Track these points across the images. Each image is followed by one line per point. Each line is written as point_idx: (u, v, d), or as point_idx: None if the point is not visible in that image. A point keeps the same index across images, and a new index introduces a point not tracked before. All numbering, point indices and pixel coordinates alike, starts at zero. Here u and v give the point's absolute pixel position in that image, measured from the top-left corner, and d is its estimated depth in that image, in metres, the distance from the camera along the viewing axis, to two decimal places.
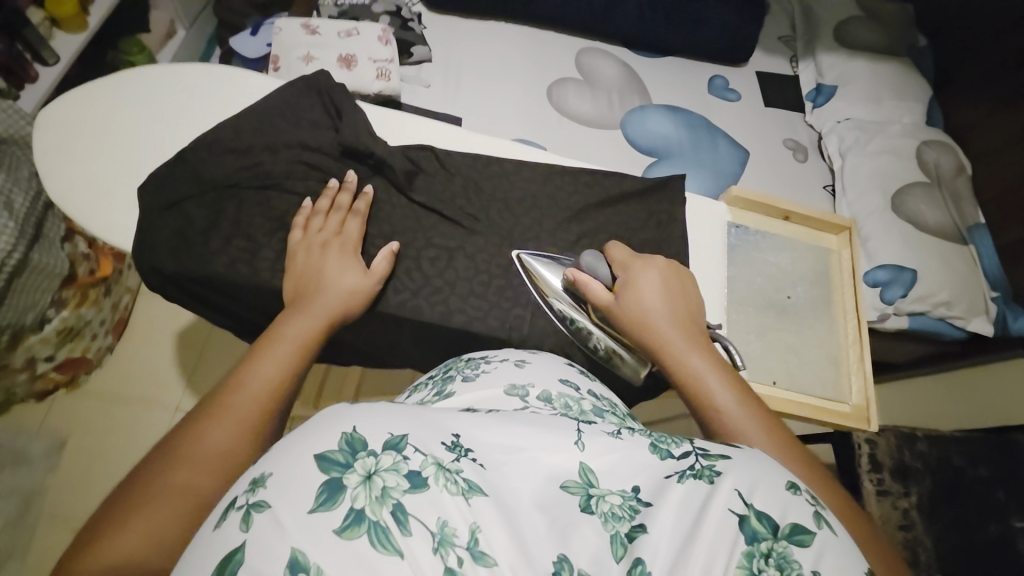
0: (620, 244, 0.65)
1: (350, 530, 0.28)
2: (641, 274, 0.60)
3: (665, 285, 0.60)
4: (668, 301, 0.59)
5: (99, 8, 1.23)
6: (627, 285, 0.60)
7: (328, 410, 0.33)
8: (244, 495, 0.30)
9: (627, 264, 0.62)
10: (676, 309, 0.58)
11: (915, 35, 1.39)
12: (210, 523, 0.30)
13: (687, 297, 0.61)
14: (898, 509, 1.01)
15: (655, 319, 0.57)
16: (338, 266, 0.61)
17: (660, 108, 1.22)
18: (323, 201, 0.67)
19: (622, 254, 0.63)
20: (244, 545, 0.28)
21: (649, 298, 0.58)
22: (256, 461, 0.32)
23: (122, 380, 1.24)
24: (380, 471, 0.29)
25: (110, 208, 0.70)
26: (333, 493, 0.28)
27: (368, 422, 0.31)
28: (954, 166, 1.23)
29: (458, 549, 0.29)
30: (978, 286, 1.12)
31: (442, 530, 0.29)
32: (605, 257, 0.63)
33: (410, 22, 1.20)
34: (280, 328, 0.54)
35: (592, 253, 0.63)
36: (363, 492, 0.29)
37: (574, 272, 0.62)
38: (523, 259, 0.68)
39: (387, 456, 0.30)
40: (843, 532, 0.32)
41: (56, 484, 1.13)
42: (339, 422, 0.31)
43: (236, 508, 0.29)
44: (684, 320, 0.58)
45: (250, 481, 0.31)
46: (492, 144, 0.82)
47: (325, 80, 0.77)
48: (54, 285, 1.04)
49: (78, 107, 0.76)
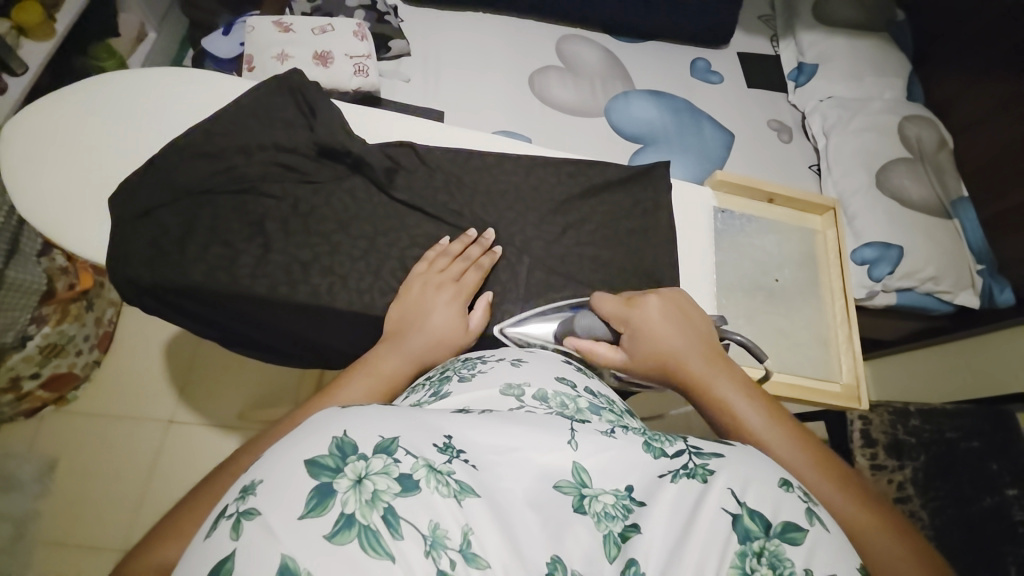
0: (605, 293, 0.62)
1: (341, 535, 0.27)
2: (646, 326, 0.57)
3: (674, 326, 0.57)
4: (684, 344, 0.56)
5: (64, 15, 1.20)
6: (637, 342, 0.57)
7: (320, 415, 0.32)
8: (234, 503, 0.29)
9: (626, 318, 0.59)
10: (694, 350, 0.56)
11: (894, 9, 1.38)
12: (201, 532, 0.30)
13: (699, 331, 0.58)
14: (893, 482, 1.03)
15: (678, 369, 0.55)
16: (443, 310, 0.59)
17: (644, 94, 1.21)
18: (455, 244, 0.66)
19: (614, 306, 0.60)
20: (234, 553, 0.27)
21: (666, 348, 0.56)
22: (247, 468, 0.31)
23: (111, 394, 1.22)
24: (371, 474, 0.29)
25: (81, 221, 0.69)
26: (323, 498, 0.28)
27: (359, 425, 0.31)
28: (936, 141, 1.24)
29: (451, 551, 0.28)
30: (964, 260, 1.12)
31: (435, 533, 0.28)
32: (597, 314, 0.61)
33: (386, 15, 1.17)
34: (373, 359, 0.53)
35: (584, 317, 0.61)
36: (353, 496, 0.28)
37: (574, 343, 0.59)
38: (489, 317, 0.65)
39: (377, 459, 0.29)
40: (834, 529, 0.32)
41: (48, 507, 1.11)
42: (331, 426, 0.31)
43: (227, 517, 0.29)
44: (703, 343, 0.57)
45: (241, 488, 0.30)
46: (472, 137, 0.80)
47: (299, 79, 0.75)
48: (32, 303, 1.02)
49: (45, 116, 0.74)
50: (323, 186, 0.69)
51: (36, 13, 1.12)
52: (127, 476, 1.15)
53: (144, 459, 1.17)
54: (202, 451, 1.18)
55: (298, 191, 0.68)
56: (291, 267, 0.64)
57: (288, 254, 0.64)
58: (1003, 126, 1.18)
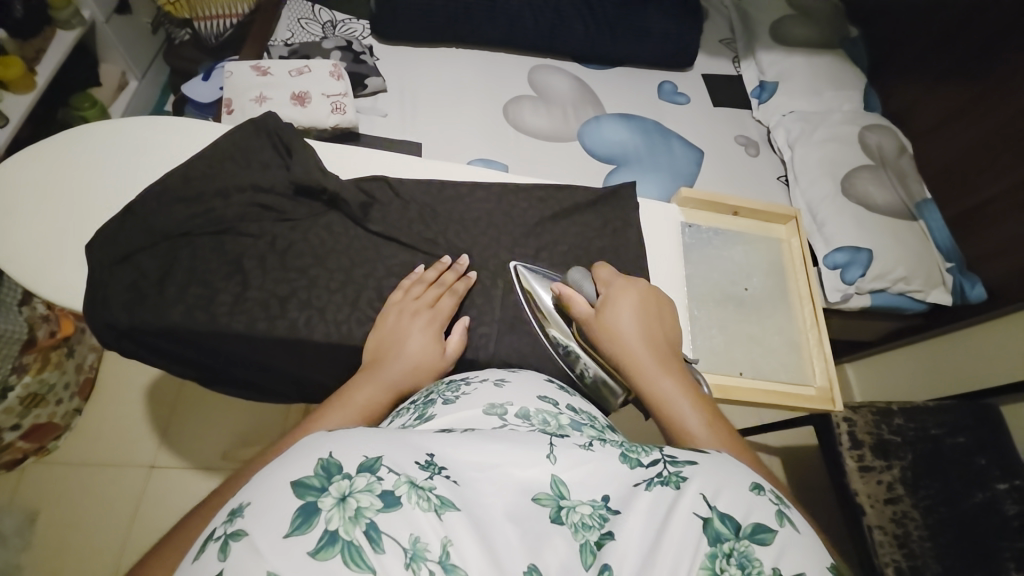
0: (608, 266, 0.67)
1: (324, 551, 0.27)
2: (621, 293, 0.61)
3: (643, 306, 0.61)
4: (644, 321, 0.59)
5: (45, 68, 1.23)
6: (606, 303, 0.60)
7: (306, 438, 0.33)
8: (222, 525, 0.30)
9: (611, 283, 0.63)
10: (651, 330, 0.59)
11: (846, 27, 1.46)
12: (189, 557, 0.30)
13: (664, 321, 0.61)
14: (882, 483, 1.04)
15: (629, 336, 0.57)
16: (418, 338, 0.60)
17: (614, 117, 1.26)
18: (431, 271, 0.68)
19: (608, 275, 0.65)
20: (221, 574, 0.27)
21: (624, 317, 0.58)
22: (235, 491, 0.32)
23: (93, 442, 1.19)
24: (354, 492, 0.29)
25: (57, 270, 0.69)
26: (308, 516, 0.28)
27: (345, 446, 0.31)
28: (896, 148, 1.29)
29: (431, 563, 0.28)
30: (932, 259, 1.16)
31: (415, 545, 0.28)
32: (592, 276, 0.65)
33: (362, 55, 1.22)
34: (350, 392, 0.53)
35: (579, 271, 0.65)
36: (337, 514, 0.28)
37: (560, 288, 0.64)
38: (520, 272, 0.69)
39: (361, 477, 0.30)
40: (804, 530, 0.33)
41: (30, 561, 1.07)
42: (316, 448, 0.31)
43: (215, 539, 0.29)
44: (659, 343, 0.58)
45: (228, 511, 0.30)
46: (446, 168, 0.83)
47: (274, 121, 0.77)
48: (13, 352, 1.01)
49: (22, 167, 0.75)
50: (300, 223, 0.71)
51: (18, 67, 1.15)
52: (111, 523, 1.12)
53: (126, 505, 1.14)
54: (180, 496, 1.15)
55: (276, 229, 0.70)
56: (270, 303, 0.65)
57: (266, 291, 0.65)
58: (958, 131, 1.24)
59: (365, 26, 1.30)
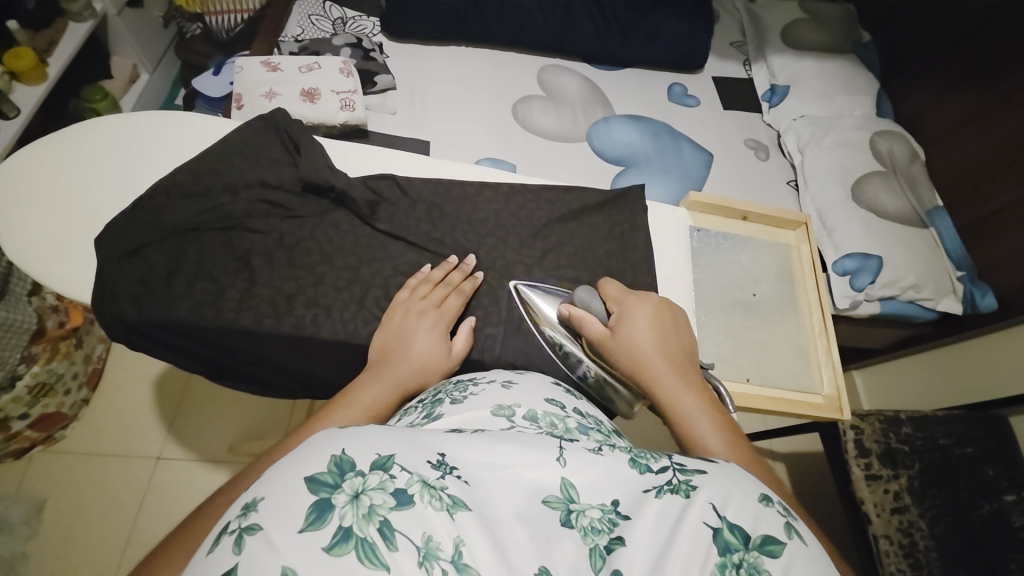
0: (614, 282, 0.66)
1: (338, 547, 0.27)
2: (634, 309, 0.60)
3: (658, 320, 0.60)
4: (660, 337, 0.58)
5: (57, 59, 1.24)
6: (621, 318, 0.60)
7: (319, 434, 0.32)
8: (237, 519, 0.30)
9: (621, 299, 0.62)
10: (668, 344, 0.58)
11: (859, 31, 1.45)
12: (204, 549, 0.30)
13: (680, 334, 0.61)
14: (890, 492, 1.02)
15: (648, 354, 0.56)
16: (424, 337, 0.60)
17: (624, 118, 1.26)
18: (437, 272, 0.67)
19: (616, 291, 0.64)
20: (235, 568, 0.27)
21: (641, 333, 0.58)
22: (248, 486, 0.32)
23: (101, 432, 1.21)
24: (367, 489, 0.29)
25: (65, 262, 0.69)
26: (322, 513, 0.28)
27: (358, 443, 0.31)
28: (908, 154, 1.28)
29: (443, 562, 0.28)
30: (943, 268, 1.15)
31: (427, 544, 0.28)
32: (600, 293, 0.64)
33: (372, 52, 1.22)
34: (357, 392, 0.53)
35: (585, 290, 0.64)
36: (351, 511, 0.28)
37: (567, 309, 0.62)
38: (520, 291, 0.68)
39: (374, 475, 0.29)
40: (813, 542, 0.32)
41: (37, 550, 1.08)
42: (330, 444, 0.31)
43: (230, 533, 0.29)
44: (676, 356, 0.58)
45: (243, 505, 0.30)
46: (453, 167, 0.82)
47: (283, 118, 0.78)
48: (23, 342, 1.02)
49: (33, 161, 0.75)
50: (307, 221, 0.71)
51: (30, 58, 1.16)
52: (116, 514, 1.12)
53: (133, 495, 1.14)
54: (189, 488, 1.16)
55: (283, 226, 0.70)
56: (276, 300, 0.65)
57: (273, 287, 0.66)
58: (970, 138, 1.23)
59: (375, 22, 1.30)
